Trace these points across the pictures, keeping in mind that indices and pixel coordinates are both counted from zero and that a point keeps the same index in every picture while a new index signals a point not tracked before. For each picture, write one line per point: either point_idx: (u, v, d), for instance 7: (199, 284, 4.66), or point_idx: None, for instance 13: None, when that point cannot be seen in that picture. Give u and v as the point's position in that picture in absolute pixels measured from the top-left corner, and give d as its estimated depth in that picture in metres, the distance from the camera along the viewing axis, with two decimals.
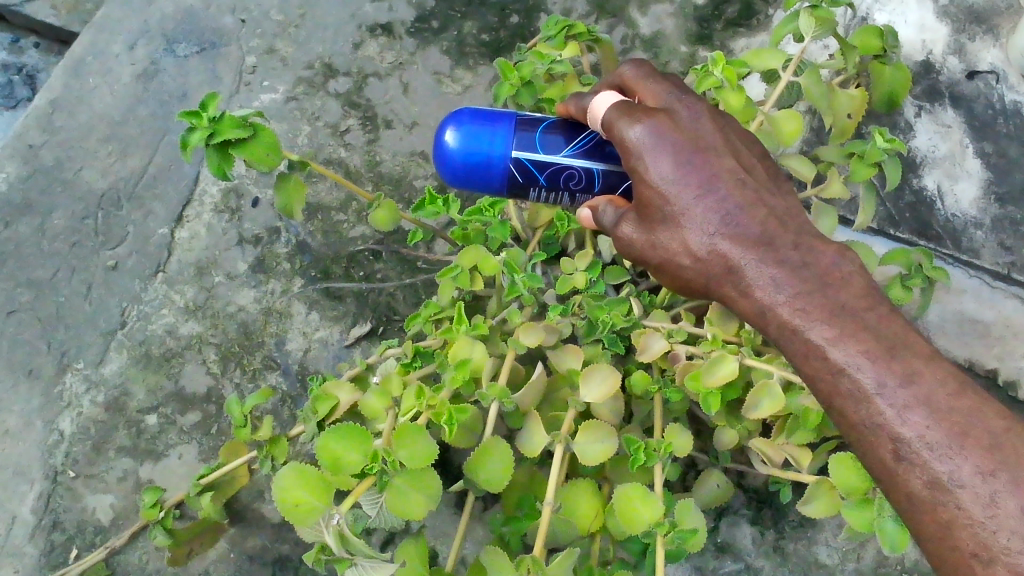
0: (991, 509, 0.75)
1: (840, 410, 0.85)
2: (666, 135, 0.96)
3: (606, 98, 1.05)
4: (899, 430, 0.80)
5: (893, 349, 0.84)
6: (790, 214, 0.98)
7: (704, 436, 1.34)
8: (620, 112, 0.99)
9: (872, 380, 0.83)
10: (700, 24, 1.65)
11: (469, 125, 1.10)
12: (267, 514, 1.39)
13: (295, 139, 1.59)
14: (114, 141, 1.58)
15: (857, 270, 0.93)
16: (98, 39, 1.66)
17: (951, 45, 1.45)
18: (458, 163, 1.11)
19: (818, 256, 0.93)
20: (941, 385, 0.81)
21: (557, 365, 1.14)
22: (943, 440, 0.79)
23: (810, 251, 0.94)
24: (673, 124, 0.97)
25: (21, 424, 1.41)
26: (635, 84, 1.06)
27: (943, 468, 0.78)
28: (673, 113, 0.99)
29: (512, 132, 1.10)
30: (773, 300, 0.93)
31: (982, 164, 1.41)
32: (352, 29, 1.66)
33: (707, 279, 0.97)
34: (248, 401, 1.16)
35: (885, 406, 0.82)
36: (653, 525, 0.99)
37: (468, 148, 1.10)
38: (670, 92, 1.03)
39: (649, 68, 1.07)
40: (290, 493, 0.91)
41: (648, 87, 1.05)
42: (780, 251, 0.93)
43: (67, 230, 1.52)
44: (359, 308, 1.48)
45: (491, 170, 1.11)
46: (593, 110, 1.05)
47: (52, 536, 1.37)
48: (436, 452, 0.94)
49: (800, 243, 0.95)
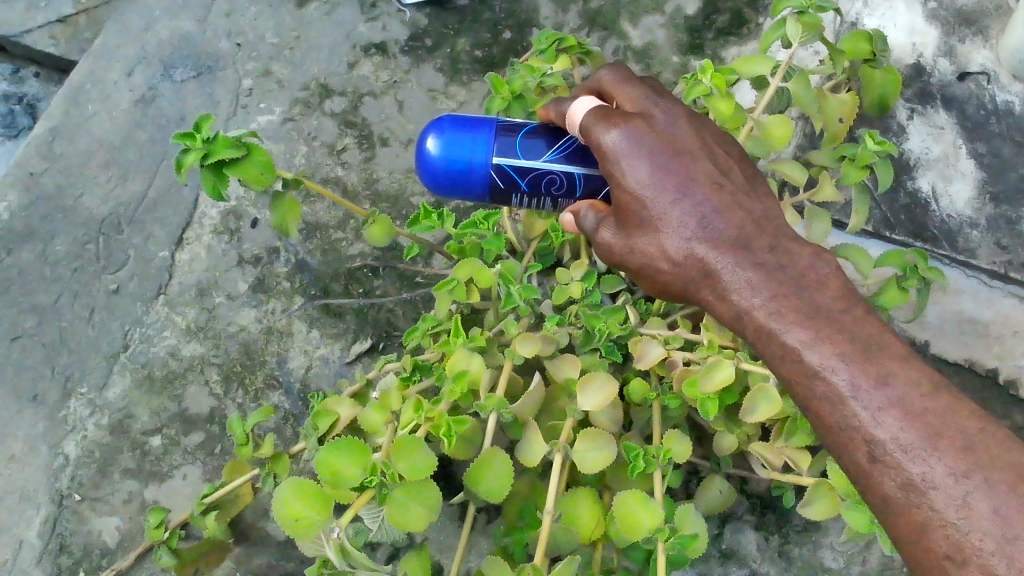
0: (964, 511, 0.75)
1: (816, 412, 0.86)
2: (640, 139, 0.97)
3: (585, 102, 1.05)
4: (873, 432, 0.81)
5: (868, 351, 0.84)
6: (767, 216, 0.98)
7: (705, 442, 1.35)
8: (597, 117, 1.00)
9: (847, 382, 0.83)
10: (691, 34, 1.66)
11: (451, 132, 1.12)
12: (272, 532, 1.39)
13: (292, 159, 1.60)
14: (113, 166, 1.60)
15: (835, 271, 0.92)
16: (96, 67, 1.68)
17: (941, 48, 1.45)
18: (439, 170, 1.12)
19: (794, 259, 0.93)
20: (915, 386, 0.81)
21: (554, 374, 1.14)
22: (916, 440, 0.78)
23: (786, 253, 0.94)
24: (650, 129, 0.98)
25: (26, 449, 1.42)
26: (614, 89, 1.07)
27: (917, 469, 0.78)
28: (650, 117, 1.00)
29: (492, 138, 1.12)
30: (750, 303, 0.93)
31: (976, 164, 1.42)
32: (346, 49, 1.68)
33: (684, 283, 0.98)
34: (250, 419, 1.17)
35: (860, 408, 0.82)
36: (653, 531, 0.98)
37: (448, 155, 1.11)
38: (647, 96, 1.04)
39: (627, 73, 1.08)
40: (289, 506, 0.91)
41: (625, 92, 1.06)
42: (756, 254, 0.94)
43: (69, 255, 1.53)
44: (359, 324, 1.49)
45: (473, 177, 1.12)
46: (570, 114, 1.05)
47: (59, 559, 1.38)
48: (435, 463, 0.95)
49: (777, 245, 0.95)
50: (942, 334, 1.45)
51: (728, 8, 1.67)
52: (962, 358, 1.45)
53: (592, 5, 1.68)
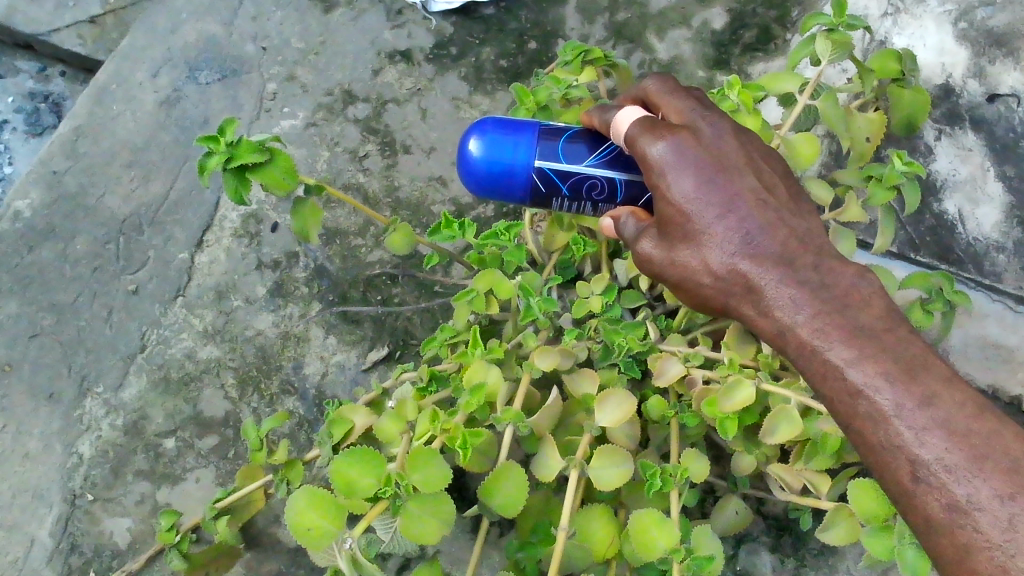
0: (1010, 532, 0.73)
1: (856, 430, 0.84)
2: (689, 155, 0.96)
3: (631, 112, 1.04)
4: (916, 452, 0.79)
5: (912, 371, 0.83)
6: (812, 235, 0.97)
7: (722, 461, 1.32)
8: (644, 129, 0.99)
9: (890, 401, 0.82)
10: (717, 50, 1.64)
11: (494, 134, 1.11)
12: (283, 538, 1.38)
13: (313, 165, 1.60)
14: (137, 167, 1.60)
15: (878, 291, 0.91)
16: (121, 67, 1.68)
17: (971, 69, 1.43)
18: (482, 171, 1.11)
19: (839, 277, 0.92)
20: (960, 407, 0.80)
21: (572, 390, 1.13)
22: (960, 461, 0.77)
23: (830, 271, 0.93)
24: (697, 143, 0.97)
25: (41, 447, 1.42)
26: (660, 100, 1.06)
27: (961, 490, 0.76)
28: (698, 131, 0.99)
29: (535, 142, 1.11)
30: (792, 320, 0.92)
31: (1004, 187, 1.39)
32: (371, 55, 1.68)
33: (722, 297, 0.97)
34: (264, 425, 1.17)
35: (903, 427, 0.81)
36: (668, 552, 0.98)
37: (491, 156, 1.10)
38: (695, 109, 1.02)
39: (674, 84, 1.07)
40: (304, 515, 0.90)
41: (672, 104, 1.04)
42: (800, 270, 0.93)
43: (90, 254, 1.54)
44: (377, 332, 1.48)
45: (514, 179, 1.11)
46: (616, 124, 1.04)
47: (69, 559, 1.37)
48: (452, 476, 0.93)
49: (820, 263, 0.94)
50: (967, 358, 1.39)
51: (756, 24, 1.65)
52: (987, 384, 1.38)
53: (619, 17, 1.68)
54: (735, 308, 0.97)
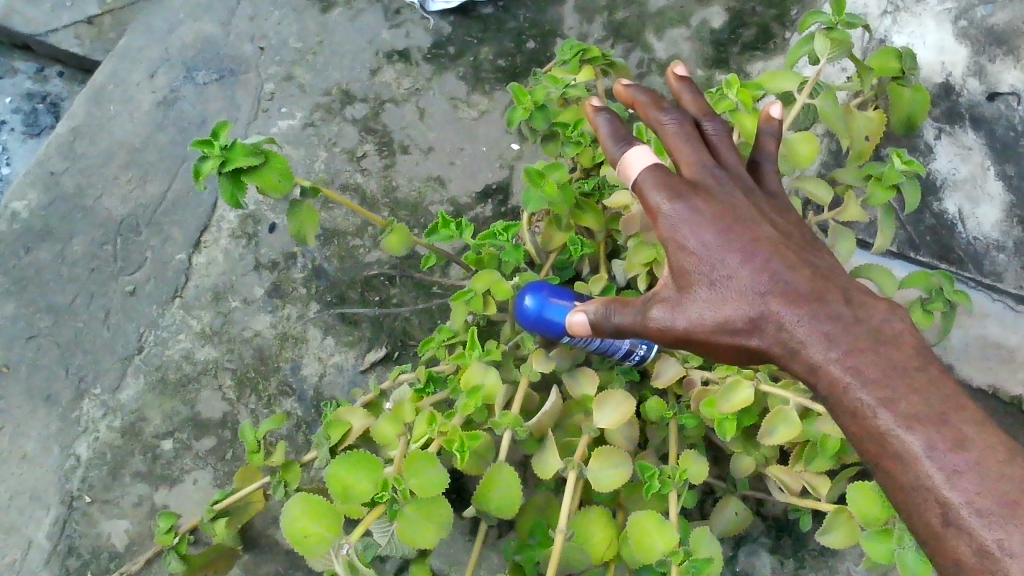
0: None
1: (887, 471, 0.80)
2: (702, 211, 0.92)
3: (642, 153, 0.97)
4: (948, 495, 0.75)
5: (945, 413, 0.78)
6: (836, 271, 0.91)
7: (721, 462, 1.32)
8: (654, 179, 0.94)
9: (922, 444, 0.77)
10: (716, 48, 1.63)
11: (539, 300, 1.11)
12: (281, 540, 1.37)
13: (311, 165, 1.60)
14: (134, 168, 1.60)
15: (909, 327, 0.86)
16: (119, 68, 1.68)
17: (970, 68, 1.43)
18: (527, 318, 1.12)
19: (869, 313, 0.87)
20: (993, 449, 0.76)
21: (571, 390, 1.13)
22: (995, 506, 0.73)
23: (861, 306, 0.87)
24: (709, 197, 0.93)
25: (38, 449, 1.42)
26: (671, 142, 1.00)
27: (994, 535, 0.73)
28: (709, 185, 0.95)
29: (572, 303, 1.11)
30: (825, 358, 0.85)
31: (1004, 187, 1.39)
32: (369, 55, 1.68)
33: (748, 348, 0.90)
34: (261, 427, 1.16)
35: (935, 470, 0.76)
36: (667, 553, 0.97)
37: (535, 312, 1.11)
38: (704, 159, 0.97)
39: (688, 126, 1.00)
40: (299, 521, 0.90)
41: (682, 150, 0.98)
42: (831, 306, 0.86)
43: (87, 255, 1.53)
44: (375, 333, 1.48)
45: (552, 327, 1.11)
46: (626, 165, 0.97)
47: (67, 561, 1.36)
48: (447, 481, 0.93)
49: (850, 298, 0.88)
50: (966, 358, 1.39)
51: (755, 23, 1.64)
52: (986, 384, 1.38)
53: (617, 16, 1.67)
54: (762, 361, 0.90)
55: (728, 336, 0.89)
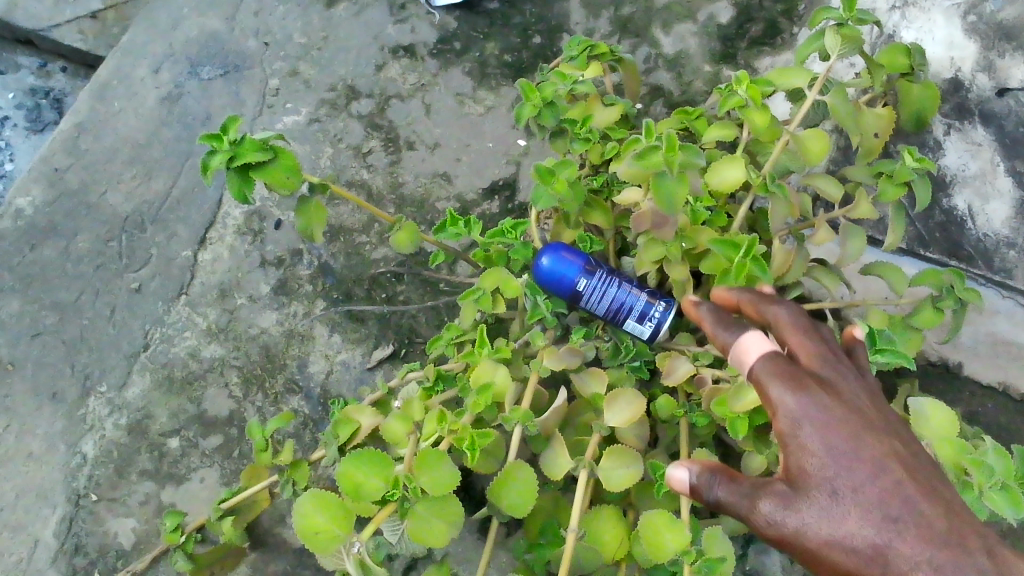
0: None
1: None
2: (829, 413, 0.85)
3: (756, 338, 0.95)
4: None
5: None
6: (971, 520, 0.81)
7: (730, 460, 1.31)
8: (771, 368, 0.89)
9: None
10: (724, 43, 1.62)
11: (553, 261, 1.18)
12: (289, 538, 1.37)
13: (317, 162, 1.59)
14: (138, 164, 1.59)
15: None
16: (123, 64, 1.67)
17: (980, 63, 1.40)
18: (540, 277, 1.20)
19: (1014, 566, 0.76)
20: None
21: (581, 389, 1.12)
22: None
23: (1000, 557, 0.76)
24: (837, 399, 0.86)
25: (44, 447, 1.41)
26: (786, 332, 0.96)
27: None
28: (836, 386, 0.88)
29: (583, 266, 1.18)
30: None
31: (1015, 183, 1.37)
32: (374, 50, 1.67)
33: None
34: (270, 425, 1.16)
35: None
36: (679, 553, 0.97)
37: (547, 273, 1.19)
38: (827, 357, 0.91)
39: (806, 319, 0.97)
40: (310, 518, 0.89)
41: (802, 345, 0.93)
42: (968, 547, 0.76)
43: (92, 253, 1.52)
44: (382, 330, 1.47)
45: (563, 288, 1.19)
46: (740, 349, 0.95)
47: (74, 559, 1.36)
48: (459, 479, 0.92)
49: (992, 552, 0.77)
50: (976, 356, 1.42)
51: (763, 17, 1.63)
52: (995, 381, 1.41)
53: (624, 11, 1.66)
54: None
55: (846, 551, 0.79)
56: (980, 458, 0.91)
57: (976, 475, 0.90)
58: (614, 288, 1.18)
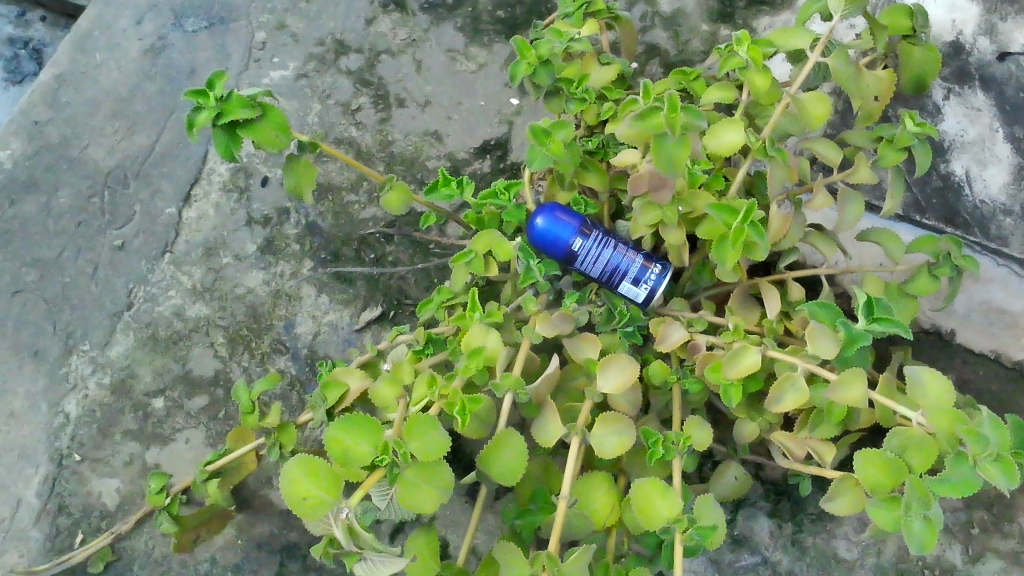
0: None
1: None
2: None
3: None
4: None
5: None
6: None
7: (722, 426, 1.31)
8: None
9: None
10: (722, 2, 1.59)
11: (547, 220, 1.16)
12: (275, 500, 1.36)
13: (305, 118, 1.56)
14: (121, 118, 1.55)
15: None
16: (104, 13, 1.62)
17: (982, 26, 1.38)
18: (533, 238, 1.18)
19: None
20: None
21: (574, 354, 1.10)
22: None
23: None
24: None
25: (26, 406, 1.39)
26: None
27: None
28: None
29: (576, 226, 1.16)
30: None
31: (1013, 149, 1.36)
32: (364, 4, 1.62)
33: None
34: (256, 387, 1.14)
35: None
36: (671, 521, 0.96)
37: (540, 233, 1.17)
38: None
39: None
40: (297, 484, 0.88)
41: None
42: None
43: (73, 208, 1.49)
44: (370, 291, 1.45)
45: (556, 249, 1.17)
46: None
47: (57, 520, 1.35)
48: (449, 445, 0.90)
49: None
50: (968, 324, 1.40)
51: None
52: (987, 350, 1.40)
53: None
54: None
55: None
56: (976, 428, 0.90)
57: (972, 446, 0.89)
58: (609, 250, 1.17)
